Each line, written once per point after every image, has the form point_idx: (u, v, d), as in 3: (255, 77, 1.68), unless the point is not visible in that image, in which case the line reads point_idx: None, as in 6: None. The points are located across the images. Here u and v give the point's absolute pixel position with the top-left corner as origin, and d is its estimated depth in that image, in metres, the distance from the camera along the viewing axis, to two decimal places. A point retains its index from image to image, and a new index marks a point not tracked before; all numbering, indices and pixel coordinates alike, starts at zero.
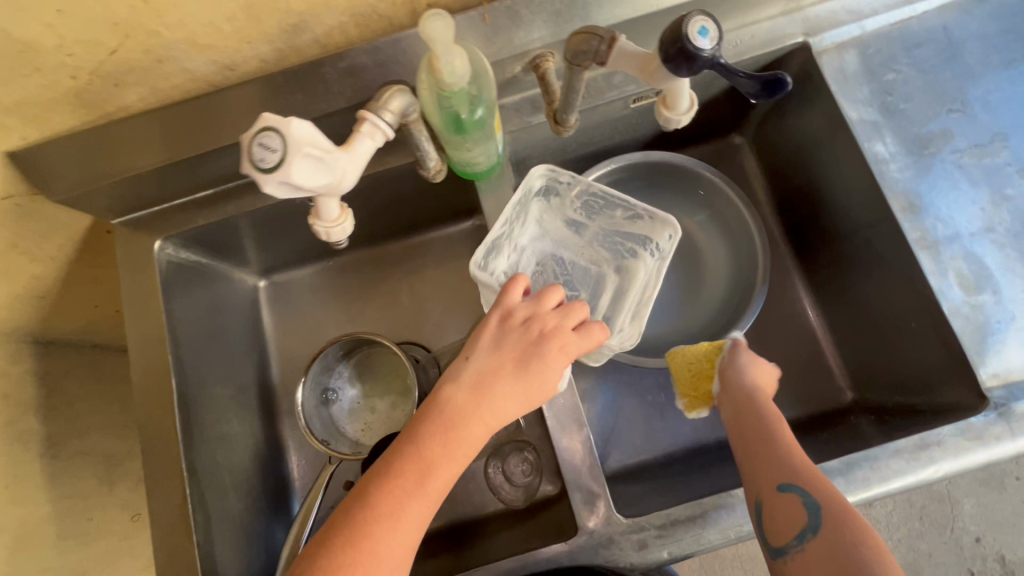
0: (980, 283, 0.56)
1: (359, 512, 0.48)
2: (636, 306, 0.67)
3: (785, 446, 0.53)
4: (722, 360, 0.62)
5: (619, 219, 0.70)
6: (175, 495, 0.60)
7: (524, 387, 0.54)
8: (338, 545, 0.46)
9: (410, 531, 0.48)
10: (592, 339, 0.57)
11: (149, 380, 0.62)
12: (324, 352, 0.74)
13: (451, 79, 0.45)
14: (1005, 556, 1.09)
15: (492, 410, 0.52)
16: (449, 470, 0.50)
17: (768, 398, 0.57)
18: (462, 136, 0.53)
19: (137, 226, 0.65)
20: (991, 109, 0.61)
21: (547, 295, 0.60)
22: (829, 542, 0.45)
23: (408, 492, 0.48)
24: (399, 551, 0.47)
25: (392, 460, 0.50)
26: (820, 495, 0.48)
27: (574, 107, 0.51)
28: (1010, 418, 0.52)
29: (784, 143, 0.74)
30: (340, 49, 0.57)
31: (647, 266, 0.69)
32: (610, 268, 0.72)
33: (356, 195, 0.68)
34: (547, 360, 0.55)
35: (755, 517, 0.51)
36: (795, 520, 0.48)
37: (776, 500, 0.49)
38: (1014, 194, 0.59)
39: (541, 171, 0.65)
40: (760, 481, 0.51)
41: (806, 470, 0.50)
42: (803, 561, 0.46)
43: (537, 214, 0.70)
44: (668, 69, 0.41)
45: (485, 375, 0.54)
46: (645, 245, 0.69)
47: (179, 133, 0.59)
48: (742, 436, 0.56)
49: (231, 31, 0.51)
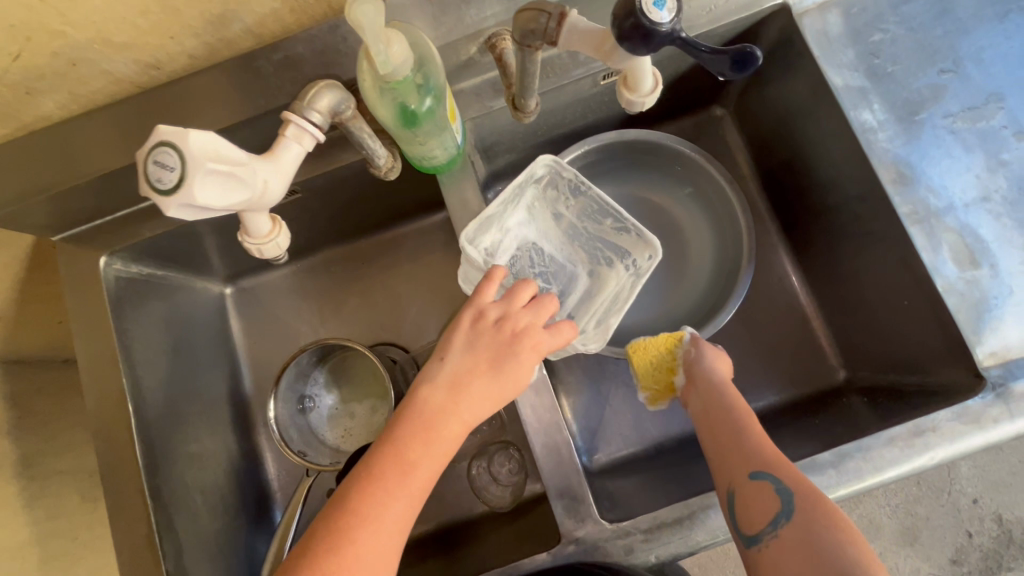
0: (977, 257, 0.53)
1: (338, 518, 0.44)
2: (599, 315, 0.64)
3: (753, 432, 0.51)
4: (685, 353, 0.60)
5: (606, 228, 0.66)
6: (140, 523, 0.57)
7: (503, 382, 0.49)
8: (321, 552, 0.43)
9: (393, 534, 0.45)
10: (566, 333, 0.53)
11: (104, 405, 0.59)
12: (296, 360, 0.70)
13: (392, 67, 0.41)
14: (1002, 515, 1.06)
15: (472, 409, 0.48)
16: (431, 470, 0.47)
17: (730, 386, 0.56)
18: (413, 130, 0.49)
19: (79, 242, 0.61)
20: (985, 67, 0.57)
21: (525, 281, 0.55)
22: (803, 528, 0.44)
23: (389, 493, 0.45)
24: (382, 557, 0.44)
25: (370, 461, 0.46)
26: (791, 480, 0.46)
27: (532, 91, 0.47)
28: (1009, 399, 0.50)
29: (768, 113, 0.70)
30: (277, 38, 0.52)
31: (618, 280, 0.66)
32: (583, 271, 0.69)
33: (313, 194, 0.64)
34: (526, 354, 0.50)
35: (726, 507, 0.49)
36: (768, 507, 0.46)
37: (748, 489, 0.48)
38: (1011, 159, 0.55)
39: (546, 159, 0.62)
40: (730, 470, 0.50)
41: (774, 455, 0.49)
42: (779, 549, 0.45)
43: (529, 198, 0.66)
44: (624, 47, 0.37)
45: (464, 370, 0.49)
46: (623, 259, 0.66)
47: (112, 139, 0.54)
48: (709, 426, 0.54)
49: (148, 27, 0.46)
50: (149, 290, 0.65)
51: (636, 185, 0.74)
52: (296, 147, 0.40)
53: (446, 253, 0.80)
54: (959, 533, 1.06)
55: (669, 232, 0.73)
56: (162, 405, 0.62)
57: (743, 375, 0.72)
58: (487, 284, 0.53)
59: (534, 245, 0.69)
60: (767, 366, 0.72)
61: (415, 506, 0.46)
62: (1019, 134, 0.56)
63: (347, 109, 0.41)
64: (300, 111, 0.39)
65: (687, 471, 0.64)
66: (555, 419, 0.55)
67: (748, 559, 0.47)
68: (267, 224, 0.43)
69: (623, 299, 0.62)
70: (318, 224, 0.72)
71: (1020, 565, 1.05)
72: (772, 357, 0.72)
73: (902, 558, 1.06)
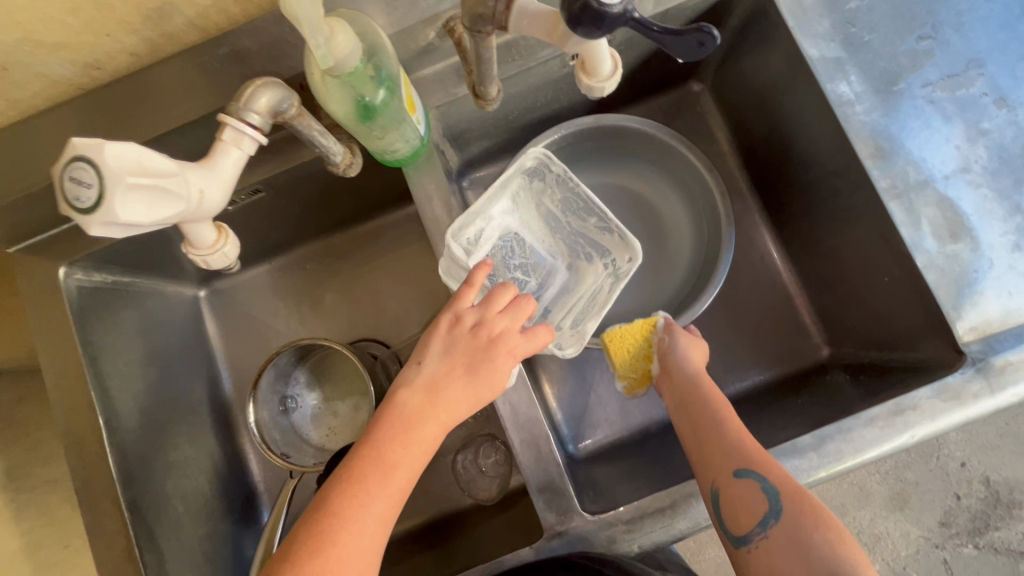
0: (956, 230, 0.52)
1: (319, 521, 0.42)
2: (576, 314, 0.63)
3: (734, 428, 0.51)
4: (659, 341, 0.60)
5: (589, 226, 0.65)
6: (118, 535, 0.56)
7: (481, 385, 0.48)
8: (303, 555, 0.41)
9: (374, 536, 0.43)
10: (543, 336, 0.52)
11: (74, 418, 0.57)
12: (273, 362, 0.67)
13: (334, 60, 0.39)
14: (990, 477, 1.05)
15: (450, 412, 0.47)
16: (411, 470, 0.45)
17: (707, 380, 0.56)
18: (370, 123, 0.47)
19: (36, 251, 0.58)
20: (964, 32, 0.55)
21: (505, 285, 0.54)
22: (790, 527, 0.44)
23: (371, 494, 0.43)
24: (363, 562, 0.42)
25: (351, 463, 0.45)
26: (776, 477, 0.47)
27: (491, 77, 0.46)
28: (988, 373, 0.49)
29: (745, 88, 0.67)
30: (223, 31, 0.49)
31: (596, 277, 0.65)
32: (562, 265, 0.68)
33: (277, 192, 0.61)
34: (504, 356, 0.49)
35: (712, 509, 0.49)
36: (756, 508, 0.46)
37: (733, 488, 0.48)
38: (991, 127, 0.54)
39: (536, 151, 0.61)
40: (713, 469, 0.49)
41: (756, 451, 0.49)
42: (769, 549, 0.45)
43: (516, 188, 0.64)
44: (576, 32, 0.35)
45: (443, 373, 0.48)
46: (603, 257, 0.65)
47: (78, 130, 0.51)
48: (691, 426, 0.54)
49: (79, 24, 0.44)
50: (115, 297, 0.62)
51: (618, 168, 0.72)
52: (235, 152, 0.40)
53: (422, 244, 0.78)
54: (948, 496, 1.06)
55: (651, 218, 0.72)
56: (135, 415, 0.61)
57: (727, 356, 0.71)
58: (466, 287, 0.51)
59: (517, 235, 0.67)
60: (751, 346, 0.71)
61: (396, 509, 0.45)
62: (1000, 100, 0.54)
63: (291, 107, 0.41)
64: (237, 114, 0.39)
65: (673, 454, 0.63)
66: (532, 414, 0.54)
67: (738, 561, 0.47)
68: (212, 234, 0.43)
69: (601, 301, 0.62)
70: (287, 221, 0.70)
71: (1007, 524, 1.05)
72: (755, 336, 0.72)
73: (893, 523, 1.06)
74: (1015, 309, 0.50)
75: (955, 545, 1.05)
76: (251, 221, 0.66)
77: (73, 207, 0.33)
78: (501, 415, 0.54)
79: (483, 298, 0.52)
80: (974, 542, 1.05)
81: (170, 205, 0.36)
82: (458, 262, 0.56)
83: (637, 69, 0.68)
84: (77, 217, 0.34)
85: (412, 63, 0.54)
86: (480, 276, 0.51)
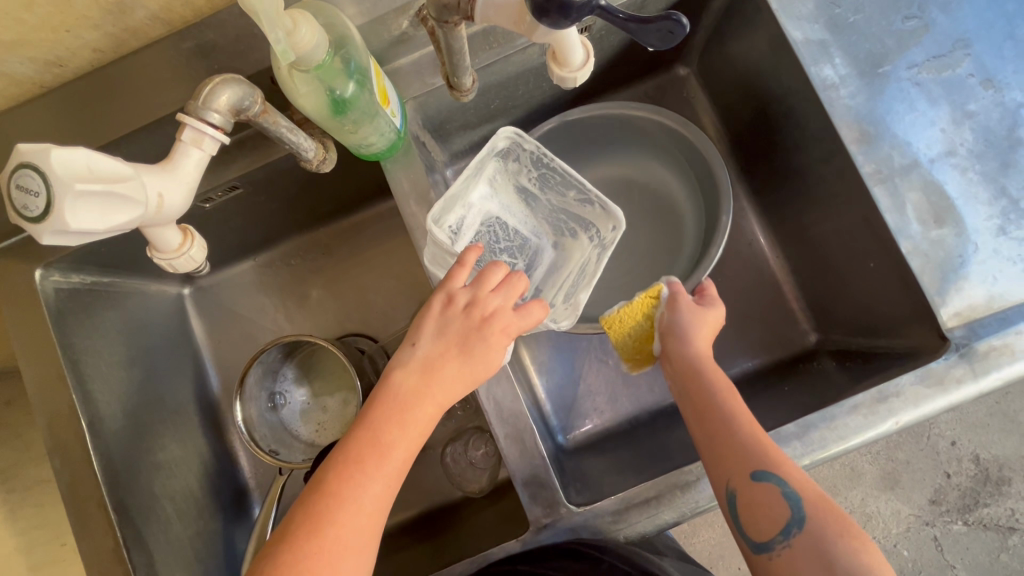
0: (941, 214, 0.51)
1: (317, 502, 0.42)
2: (568, 288, 0.61)
3: (750, 425, 0.49)
4: (660, 318, 0.57)
5: (569, 200, 0.64)
6: (105, 538, 0.56)
7: (477, 364, 0.47)
8: (301, 535, 0.40)
9: (373, 516, 0.42)
10: (537, 314, 0.51)
11: (56, 422, 0.57)
12: (260, 358, 0.66)
13: (298, 54, 0.39)
14: (980, 455, 1.06)
15: (446, 392, 0.46)
16: (408, 450, 0.45)
17: (717, 370, 0.53)
18: (341, 117, 0.46)
19: (9, 253, 0.56)
20: (951, 11, 0.54)
21: (496, 262, 0.52)
22: (815, 536, 0.43)
23: (368, 475, 0.43)
24: (363, 542, 0.42)
25: (348, 446, 0.44)
26: (797, 481, 0.45)
27: (465, 68, 0.45)
28: (972, 358, 0.49)
29: (730, 72, 0.66)
30: (188, 23, 0.48)
31: (583, 251, 0.64)
32: (548, 243, 0.67)
33: (255, 188, 0.60)
34: (498, 335, 0.48)
35: (729, 512, 0.47)
36: (777, 514, 0.45)
37: (752, 492, 0.46)
38: (977, 109, 0.53)
39: (508, 131, 0.59)
40: (728, 470, 0.47)
41: (773, 450, 0.47)
42: (792, 558, 0.43)
43: (492, 171, 0.63)
44: (543, 22, 0.34)
45: (437, 353, 0.47)
46: (588, 231, 0.64)
47: (41, 131, 0.49)
48: (699, 418, 0.51)
49: (37, 21, 0.42)
50: (94, 299, 0.61)
51: (610, 152, 0.71)
52: (196, 152, 0.39)
53: (408, 237, 0.77)
54: (938, 474, 1.07)
55: (650, 198, 0.71)
56: (120, 417, 0.61)
57: (717, 343, 0.71)
58: (459, 267, 0.50)
59: (499, 219, 0.66)
60: (739, 332, 0.71)
61: (394, 490, 0.44)
62: (986, 81, 0.53)
63: (254, 104, 0.40)
64: (196, 113, 0.38)
65: (660, 444, 0.63)
66: (517, 408, 0.54)
67: (757, 566, 0.46)
68: (176, 237, 0.43)
69: (590, 271, 0.60)
70: (268, 217, 0.69)
71: (996, 500, 1.06)
72: (744, 322, 0.71)
73: (884, 502, 1.07)
74: (999, 293, 0.49)
75: (945, 522, 1.07)
76: (230, 218, 0.65)
77: (22, 215, 0.33)
78: (487, 411, 0.54)
79: (476, 277, 0.51)
80: (963, 519, 1.06)
81: (128, 210, 0.36)
82: (442, 247, 0.55)
83: (620, 54, 0.67)
84: (28, 227, 0.33)
85: (386, 53, 0.53)
86: (472, 257, 0.50)
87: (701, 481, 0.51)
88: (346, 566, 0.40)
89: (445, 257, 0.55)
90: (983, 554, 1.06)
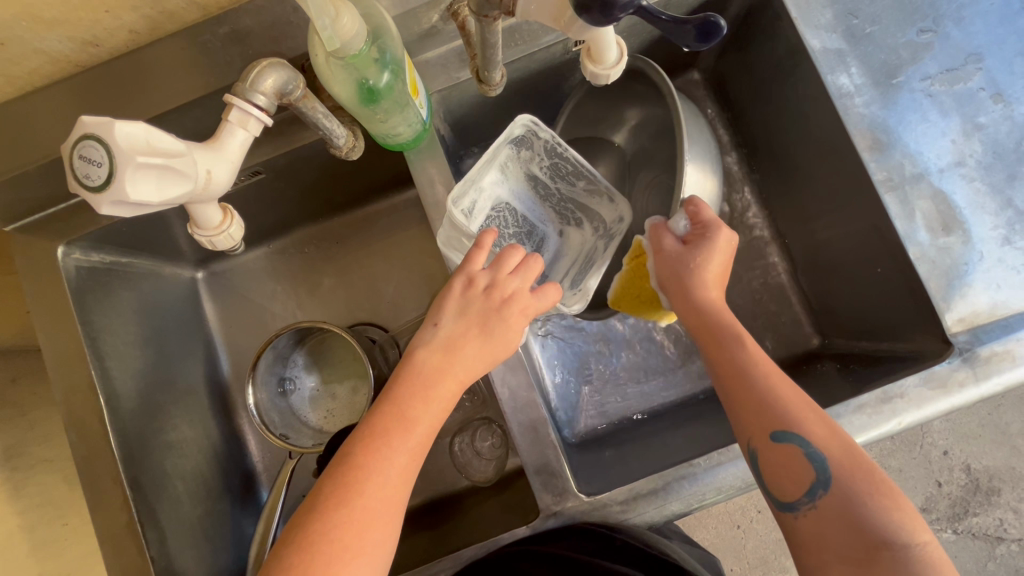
0: (948, 222, 0.52)
1: (344, 473, 0.43)
2: (574, 275, 0.65)
3: (769, 381, 0.49)
4: (655, 269, 0.57)
5: (578, 190, 0.66)
6: (119, 513, 0.57)
7: (497, 343, 0.48)
8: (330, 507, 0.41)
9: (398, 486, 0.43)
10: (552, 294, 0.52)
11: (73, 397, 0.57)
12: (273, 344, 0.65)
13: (340, 42, 0.40)
14: (970, 466, 1.08)
15: (468, 369, 0.47)
16: (432, 422, 0.46)
17: (736, 328, 0.53)
18: (374, 107, 0.48)
19: (33, 231, 0.57)
20: (963, 27, 0.56)
21: (512, 246, 0.53)
22: (843, 496, 0.44)
23: (393, 447, 0.44)
24: (392, 506, 0.43)
25: (372, 419, 0.45)
26: (821, 442, 0.46)
27: (496, 62, 0.46)
28: (974, 363, 0.50)
29: (746, 76, 0.68)
30: (223, 9, 0.49)
31: (587, 240, 0.67)
32: (553, 230, 0.67)
33: (276, 174, 0.61)
34: (517, 316, 0.49)
35: (757, 475, 0.49)
36: (803, 478, 0.46)
37: (777, 457, 0.47)
38: (987, 122, 0.54)
39: (525, 120, 0.60)
40: (751, 431, 0.48)
41: (798, 412, 0.47)
42: (819, 519, 0.44)
43: (504, 158, 0.64)
44: (584, 19, 0.35)
45: (460, 332, 0.48)
46: (592, 221, 0.67)
47: (74, 110, 0.51)
48: (723, 388, 0.52)
49: (80, 1, 0.43)
50: (113, 279, 0.62)
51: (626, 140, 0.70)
52: (241, 133, 0.42)
53: (421, 230, 0.78)
54: (929, 483, 1.08)
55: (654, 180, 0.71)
56: (136, 396, 0.61)
57: None
58: (476, 250, 0.51)
59: (508, 205, 0.66)
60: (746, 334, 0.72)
61: (419, 459, 0.45)
62: (997, 95, 0.55)
63: (296, 89, 0.43)
64: (243, 95, 0.41)
65: (666, 437, 0.64)
66: (531, 398, 0.55)
67: (786, 527, 0.47)
68: (218, 215, 0.45)
69: (596, 261, 0.64)
70: (287, 204, 0.70)
71: (985, 510, 1.08)
72: (749, 323, 0.72)
73: None
74: (1002, 301, 0.51)
75: (935, 530, 1.08)
76: (250, 203, 0.66)
77: (83, 184, 0.35)
78: (501, 400, 0.55)
79: (494, 259, 0.52)
80: (952, 528, 1.08)
81: (177, 184, 0.38)
82: (457, 229, 0.56)
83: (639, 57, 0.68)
84: (85, 194, 0.35)
85: (414, 46, 0.54)
86: (488, 240, 0.51)
87: (705, 473, 0.52)
88: (374, 527, 0.42)
89: (457, 239, 0.57)
90: (971, 563, 1.08)
